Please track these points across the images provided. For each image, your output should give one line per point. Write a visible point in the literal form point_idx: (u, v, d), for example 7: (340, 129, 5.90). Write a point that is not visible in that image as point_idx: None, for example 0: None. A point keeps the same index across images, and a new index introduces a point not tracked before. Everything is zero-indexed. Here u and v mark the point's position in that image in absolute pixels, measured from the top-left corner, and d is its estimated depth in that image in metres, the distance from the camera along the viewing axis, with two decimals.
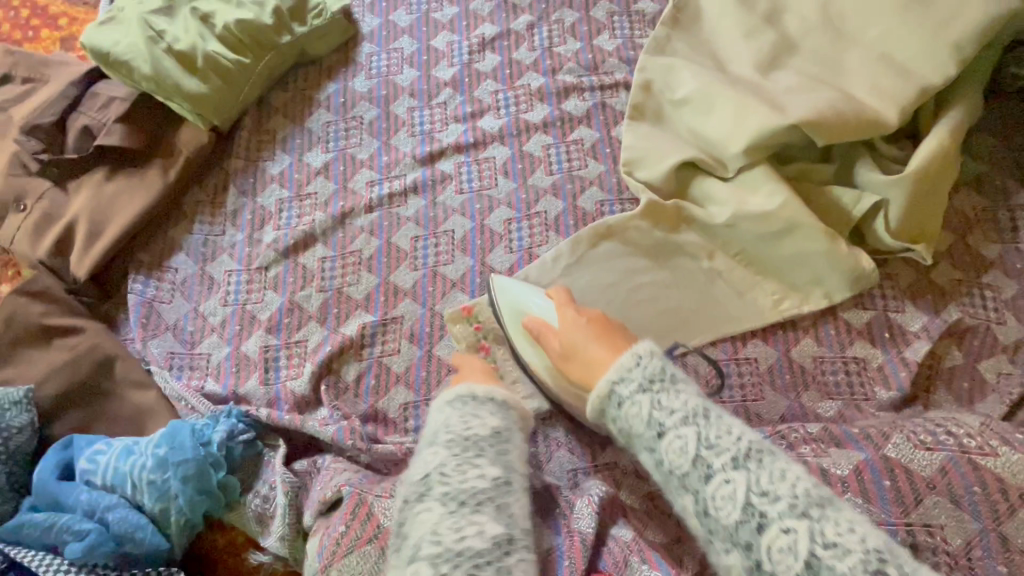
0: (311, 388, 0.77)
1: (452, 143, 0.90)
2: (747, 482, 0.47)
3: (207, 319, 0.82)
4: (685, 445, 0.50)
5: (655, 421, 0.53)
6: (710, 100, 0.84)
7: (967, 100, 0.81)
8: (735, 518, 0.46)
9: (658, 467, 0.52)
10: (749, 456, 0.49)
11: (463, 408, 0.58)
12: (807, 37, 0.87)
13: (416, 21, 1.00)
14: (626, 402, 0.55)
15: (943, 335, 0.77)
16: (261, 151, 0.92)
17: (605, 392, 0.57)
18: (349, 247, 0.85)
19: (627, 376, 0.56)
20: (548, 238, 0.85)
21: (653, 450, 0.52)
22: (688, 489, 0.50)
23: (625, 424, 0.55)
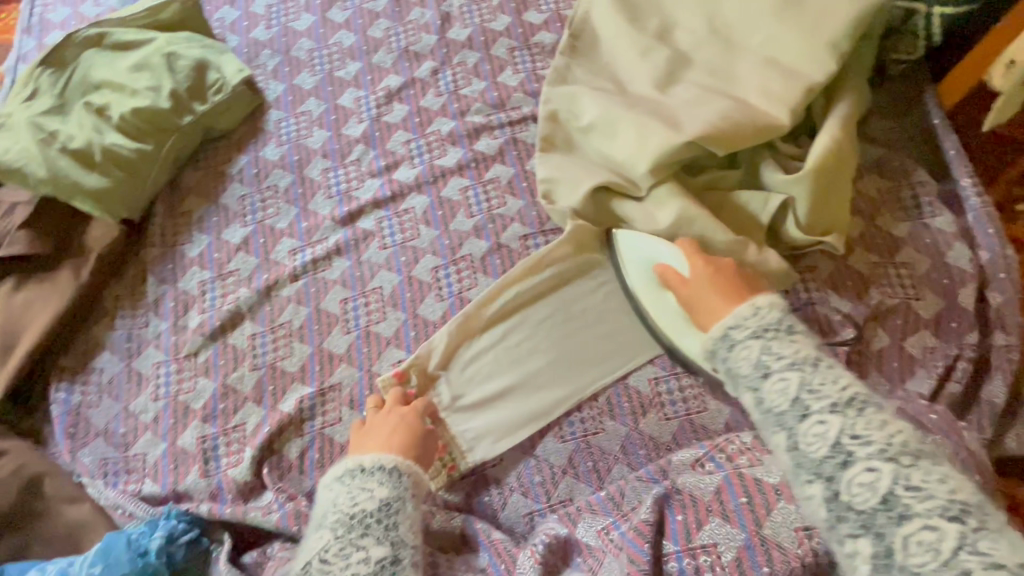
0: (253, 473, 0.75)
1: (370, 199, 0.90)
2: (842, 424, 0.54)
3: (139, 417, 0.80)
4: (787, 386, 0.58)
5: (763, 363, 0.60)
6: (614, 124, 0.85)
7: (852, 91, 0.84)
8: (826, 452, 0.54)
9: (758, 406, 0.59)
10: (849, 406, 0.55)
11: (351, 483, 0.62)
12: (699, 50, 0.90)
13: (321, 82, 1.00)
14: (738, 345, 0.62)
15: (868, 320, 0.79)
16: (178, 235, 0.90)
17: (718, 336, 0.64)
18: (278, 320, 0.84)
19: (742, 323, 0.63)
20: (477, 280, 0.85)
21: (756, 389, 0.60)
22: (784, 426, 0.57)
23: (732, 363, 0.62)
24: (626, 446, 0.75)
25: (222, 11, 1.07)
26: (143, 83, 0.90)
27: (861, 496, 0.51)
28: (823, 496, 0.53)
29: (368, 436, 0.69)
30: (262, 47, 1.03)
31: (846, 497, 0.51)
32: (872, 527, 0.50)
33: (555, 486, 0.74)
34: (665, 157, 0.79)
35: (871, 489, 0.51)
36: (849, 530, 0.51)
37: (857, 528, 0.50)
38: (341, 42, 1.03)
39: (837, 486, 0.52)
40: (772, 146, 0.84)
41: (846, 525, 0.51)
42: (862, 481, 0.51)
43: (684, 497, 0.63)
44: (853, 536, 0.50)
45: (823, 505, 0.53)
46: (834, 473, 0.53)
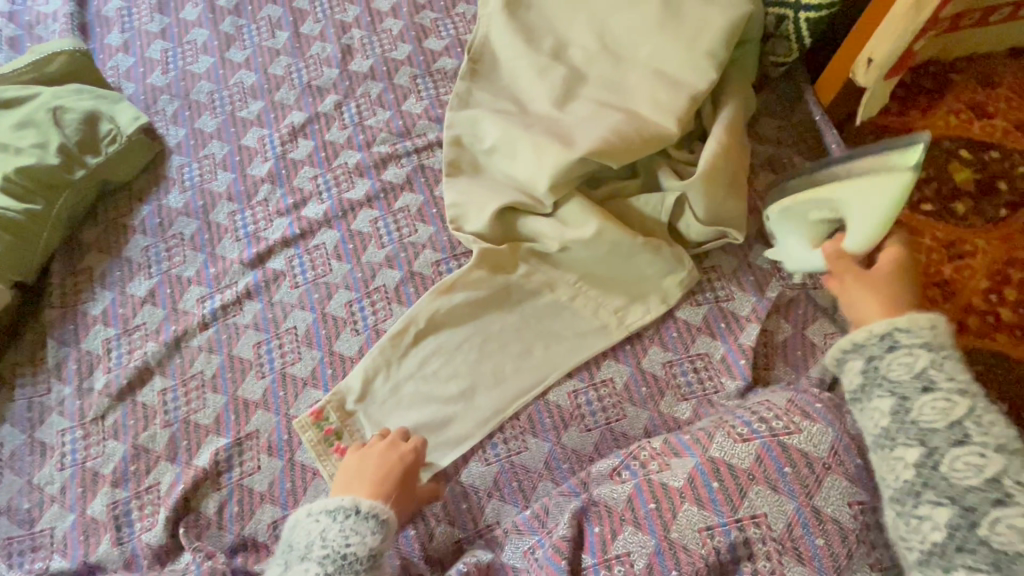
0: (169, 534, 0.72)
1: (279, 239, 0.89)
2: (1001, 465, 0.51)
3: (44, 490, 0.76)
4: (950, 408, 0.53)
5: (926, 376, 0.55)
6: (514, 145, 0.87)
7: (735, 96, 0.88)
8: (977, 484, 0.50)
9: (892, 413, 0.56)
10: (1010, 450, 0.51)
11: (344, 522, 0.60)
12: (592, 66, 0.92)
13: (223, 123, 0.99)
14: (902, 349, 0.56)
15: (770, 313, 0.82)
16: (79, 294, 0.87)
17: (879, 334, 0.58)
18: (189, 372, 0.82)
19: (906, 332, 0.57)
20: (392, 310, 0.84)
21: (904, 398, 0.55)
22: (924, 443, 0.53)
23: (881, 365, 0.57)
24: (550, 462, 0.75)
25: (116, 58, 1.05)
26: (28, 140, 0.87)
27: (1003, 536, 0.48)
28: (949, 519, 0.50)
29: (354, 480, 0.67)
30: (160, 93, 1.01)
31: (983, 531, 0.49)
32: (1005, 569, 0.47)
33: (481, 510, 0.74)
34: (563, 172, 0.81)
35: (1019, 534, 0.48)
36: (969, 563, 0.49)
37: (983, 564, 0.48)
38: (242, 81, 1.02)
39: (976, 518, 0.50)
40: (668, 154, 0.87)
41: (970, 554, 0.49)
42: (1012, 523, 0.48)
43: (600, 509, 0.65)
44: (969, 567, 0.49)
45: (943, 530, 0.51)
46: (977, 504, 0.50)
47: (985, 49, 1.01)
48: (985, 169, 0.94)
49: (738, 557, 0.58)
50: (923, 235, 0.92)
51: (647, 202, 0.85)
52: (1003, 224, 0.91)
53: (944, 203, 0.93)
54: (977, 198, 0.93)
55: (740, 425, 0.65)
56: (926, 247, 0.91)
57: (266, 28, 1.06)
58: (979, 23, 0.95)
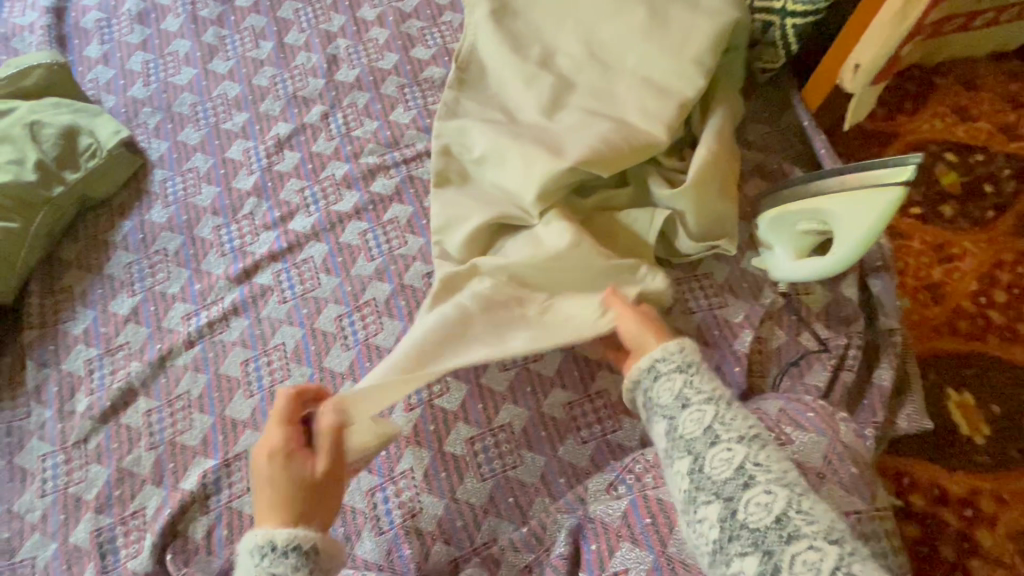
0: (155, 561, 0.70)
1: (266, 253, 0.87)
2: (746, 453, 0.55)
3: (24, 518, 0.73)
4: (703, 417, 0.58)
5: (682, 394, 0.60)
6: (502, 155, 0.86)
7: (724, 103, 0.87)
8: (728, 474, 0.54)
9: (667, 433, 0.60)
10: (754, 438, 0.56)
11: (260, 563, 0.54)
12: (580, 73, 0.91)
13: (207, 136, 0.97)
14: (662, 377, 0.62)
15: (764, 319, 0.81)
16: (59, 313, 0.84)
17: (645, 366, 0.63)
18: (174, 392, 0.79)
19: (667, 363, 0.62)
20: (383, 324, 0.83)
21: (672, 418, 0.59)
22: (690, 451, 0.57)
23: (653, 393, 0.62)
24: (546, 475, 0.74)
25: (96, 71, 1.03)
26: (4, 156, 0.85)
27: (756, 515, 0.51)
28: (719, 515, 0.52)
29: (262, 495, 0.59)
30: (141, 105, 0.99)
31: (741, 515, 0.52)
32: (762, 547, 0.50)
33: (477, 528, 0.72)
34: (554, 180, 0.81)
35: (767, 510, 0.51)
36: (744, 549, 0.50)
37: (748, 546, 0.50)
38: (226, 93, 1.00)
39: (735, 505, 0.52)
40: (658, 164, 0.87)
41: (738, 543, 0.51)
42: (759, 500, 0.52)
43: (597, 526, 0.64)
44: (741, 555, 0.50)
45: (717, 525, 0.52)
46: (735, 492, 0.53)
47: (967, 53, 1.02)
48: (971, 171, 0.95)
49: None
50: (912, 238, 0.93)
51: (636, 211, 0.84)
52: (990, 227, 0.92)
53: (931, 206, 0.94)
54: (964, 201, 0.94)
55: None
56: (915, 249, 0.92)
57: (249, 38, 1.05)
58: (963, 28, 0.96)
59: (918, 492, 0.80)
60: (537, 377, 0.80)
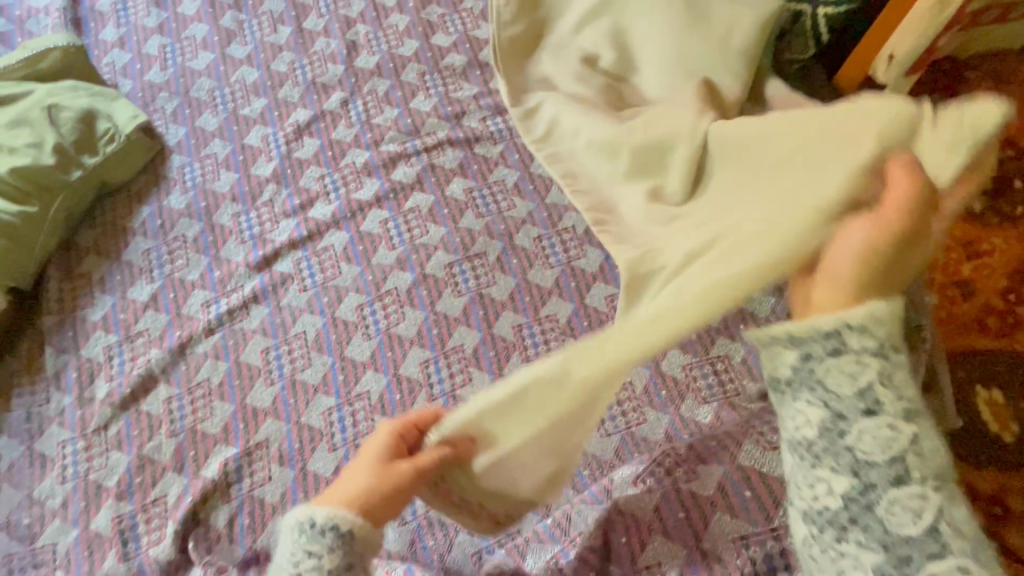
0: (178, 549, 0.69)
1: (286, 240, 0.86)
2: (910, 439, 0.41)
3: (45, 504, 0.73)
4: (893, 440, 0.41)
5: (871, 396, 0.41)
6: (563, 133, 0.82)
7: None
8: (879, 459, 0.41)
9: (822, 424, 0.42)
10: (916, 417, 0.42)
11: (298, 540, 0.47)
12: (632, 62, 0.79)
13: (225, 122, 0.95)
14: (845, 355, 0.41)
15: None
16: (78, 299, 0.84)
17: (823, 329, 0.42)
18: (195, 379, 0.79)
19: (849, 327, 0.41)
20: (405, 314, 0.82)
21: (840, 415, 0.42)
22: (854, 467, 0.42)
23: (817, 367, 0.42)
24: (570, 469, 0.74)
25: (112, 54, 1.02)
26: (22, 139, 0.84)
27: None
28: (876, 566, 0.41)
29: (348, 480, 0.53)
30: (158, 90, 0.98)
31: None
32: None
33: None
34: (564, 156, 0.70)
35: (912, 515, 0.41)
36: None
37: None
38: (244, 78, 0.99)
39: (871, 497, 0.41)
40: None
41: None
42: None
43: (626, 518, 0.63)
44: (859, 543, 0.41)
45: None
46: (911, 554, 0.40)
47: (999, 44, 1.00)
48: (1001, 166, 0.94)
49: (776, 569, 0.57)
50: (940, 233, 0.92)
51: None
52: (1020, 223, 0.91)
53: (959, 202, 0.93)
54: (994, 196, 0.92)
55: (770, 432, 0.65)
56: (944, 245, 0.91)
57: (268, 23, 1.03)
58: (999, 19, 0.95)
59: None
60: None
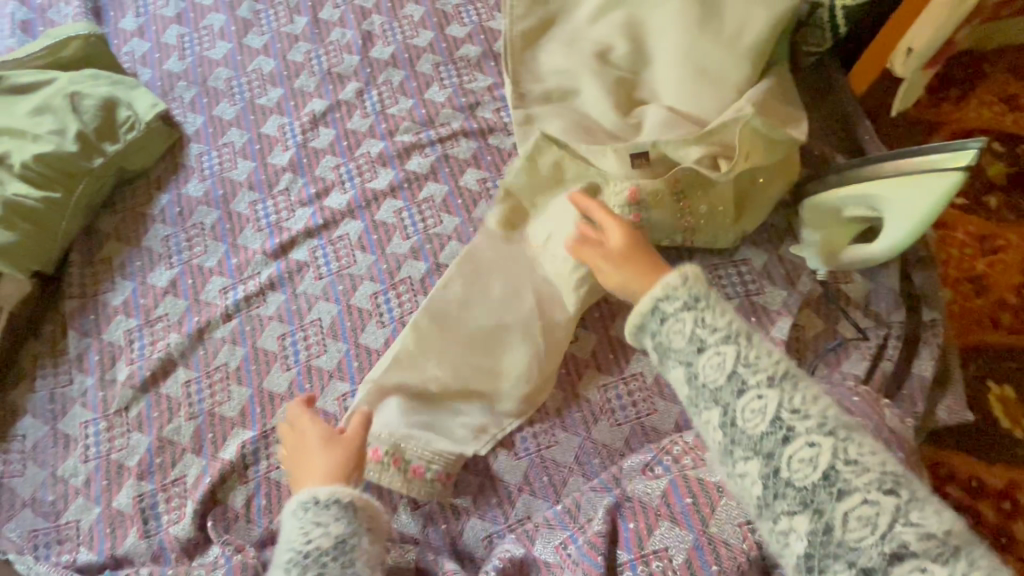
0: (197, 527, 0.71)
1: (302, 229, 0.87)
2: (780, 399, 0.51)
3: (68, 482, 0.75)
4: (814, 455, 0.48)
5: (772, 409, 0.50)
6: (583, 127, 0.91)
7: (776, 72, 0.85)
8: (763, 428, 0.50)
9: (724, 427, 0.53)
10: (782, 378, 0.52)
11: (304, 517, 0.54)
12: (645, 64, 0.92)
13: (242, 111, 0.97)
14: (670, 318, 0.56)
15: (802, 307, 0.81)
16: (99, 284, 0.85)
17: (689, 339, 0.56)
18: (213, 363, 0.80)
19: (671, 294, 0.57)
20: (418, 303, 0.83)
21: (728, 409, 0.53)
22: (763, 454, 0.50)
23: (699, 374, 0.55)
24: (580, 456, 0.75)
25: (131, 43, 1.03)
26: (45, 127, 0.85)
27: None
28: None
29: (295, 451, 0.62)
30: (177, 79, 0.99)
31: None
32: None
33: (512, 505, 0.73)
34: (529, 185, 0.83)
35: (812, 465, 0.48)
36: None
37: None
38: (261, 68, 1.00)
39: (777, 463, 0.49)
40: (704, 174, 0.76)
41: None
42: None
43: (635, 505, 0.64)
44: (788, 513, 0.48)
45: None
46: (874, 561, 0.44)
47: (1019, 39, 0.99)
48: (1018, 162, 0.93)
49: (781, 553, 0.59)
50: (955, 229, 0.91)
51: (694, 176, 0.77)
52: None
53: (975, 197, 0.92)
54: (1010, 192, 0.92)
55: None
56: (958, 241, 0.91)
57: (284, 13, 1.04)
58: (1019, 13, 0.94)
59: (956, 484, 0.79)
60: (572, 359, 0.80)
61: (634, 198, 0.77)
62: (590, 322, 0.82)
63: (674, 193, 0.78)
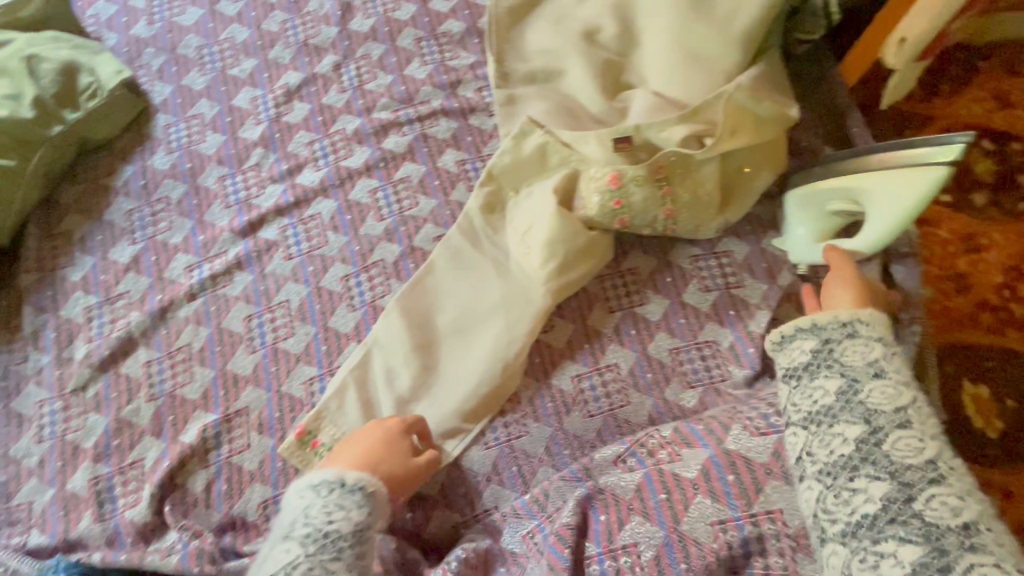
0: (154, 512, 0.69)
1: (272, 207, 0.84)
2: (930, 451, 0.52)
3: (21, 463, 0.72)
4: (957, 508, 0.49)
5: (925, 457, 0.52)
6: (567, 110, 0.88)
7: (767, 59, 0.83)
8: (916, 463, 0.52)
9: (858, 442, 0.54)
10: (937, 439, 0.54)
11: (327, 496, 0.57)
12: (634, 48, 0.90)
13: (213, 81, 0.92)
14: (859, 338, 0.59)
15: (782, 301, 0.79)
16: (57, 258, 0.82)
17: (868, 360, 0.58)
18: (175, 343, 0.78)
19: (861, 322, 0.61)
20: (391, 286, 0.81)
21: (877, 430, 0.54)
22: (895, 480, 0.51)
23: (861, 390, 0.56)
24: (551, 447, 0.73)
25: (97, 6, 0.98)
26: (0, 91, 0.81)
27: None
28: None
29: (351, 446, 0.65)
30: (145, 45, 0.95)
31: None
32: None
33: (479, 494, 0.72)
34: (513, 169, 0.82)
35: (949, 511, 0.49)
36: None
37: None
38: (234, 37, 0.95)
39: (910, 492, 0.50)
40: (690, 156, 0.73)
41: None
42: None
43: (606, 497, 0.63)
44: (899, 538, 0.49)
45: None
46: None
47: (1018, 34, 0.97)
48: (1007, 161, 0.92)
49: (750, 553, 0.56)
50: (939, 226, 0.90)
51: (676, 160, 0.74)
52: (1021, 219, 0.89)
53: (961, 195, 0.91)
54: (996, 190, 0.91)
55: (757, 418, 0.64)
56: (942, 238, 0.90)
57: None
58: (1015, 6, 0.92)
59: None
60: (546, 347, 0.78)
61: (617, 183, 0.75)
62: (565, 311, 0.80)
63: (656, 181, 0.74)
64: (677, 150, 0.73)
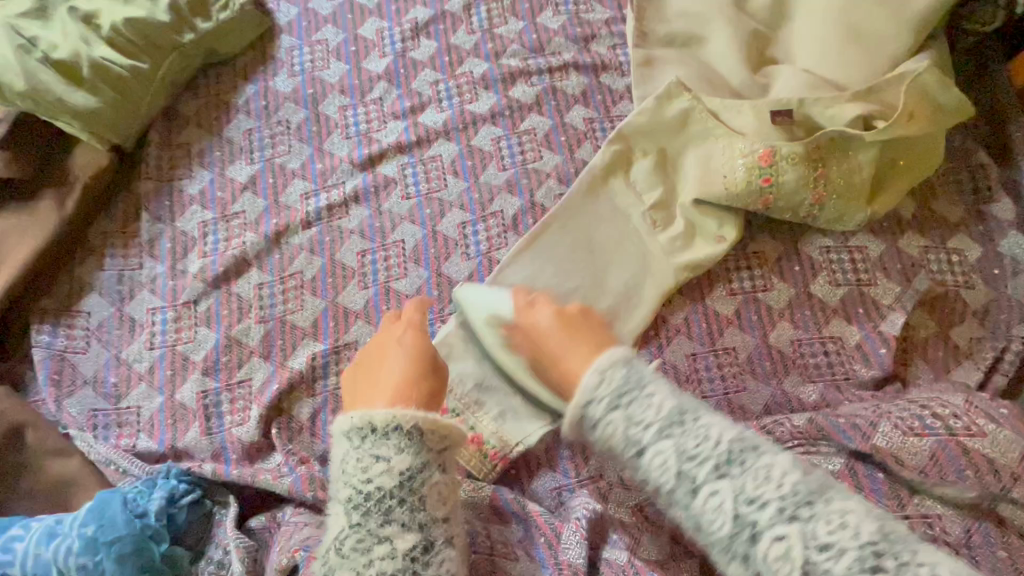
0: (261, 433, 0.69)
1: (393, 143, 0.82)
2: (733, 487, 0.39)
3: (132, 367, 0.73)
4: (789, 548, 0.37)
5: (741, 507, 0.39)
6: (707, 75, 0.83)
7: (935, 45, 0.79)
8: (729, 527, 0.39)
9: (693, 527, 0.41)
10: (731, 459, 0.40)
11: (361, 446, 0.49)
12: (786, 19, 0.84)
13: (340, 8, 0.90)
14: (601, 426, 0.43)
15: (916, 306, 0.75)
16: (176, 169, 0.81)
17: (627, 445, 0.42)
18: (288, 269, 0.76)
19: (592, 398, 0.43)
20: (507, 240, 0.78)
21: (687, 509, 0.41)
22: (736, 554, 0.39)
23: (648, 479, 0.42)
24: None
25: None
26: None
27: None
28: None
29: (371, 376, 0.55)
30: None
31: None
32: None
33: (584, 461, 0.69)
34: (647, 128, 0.78)
35: (788, 562, 0.37)
36: None
37: None
38: None
39: (755, 566, 0.38)
40: (853, 138, 0.71)
41: None
42: None
43: None
44: None
45: None
46: None
47: None
48: None
49: None
50: None
51: (835, 142, 0.71)
52: None
53: None
54: None
55: (910, 417, 0.58)
56: None
57: None
58: None
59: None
60: (662, 322, 0.74)
61: (769, 159, 0.71)
62: (686, 289, 0.76)
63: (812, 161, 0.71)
64: (842, 130, 0.70)
